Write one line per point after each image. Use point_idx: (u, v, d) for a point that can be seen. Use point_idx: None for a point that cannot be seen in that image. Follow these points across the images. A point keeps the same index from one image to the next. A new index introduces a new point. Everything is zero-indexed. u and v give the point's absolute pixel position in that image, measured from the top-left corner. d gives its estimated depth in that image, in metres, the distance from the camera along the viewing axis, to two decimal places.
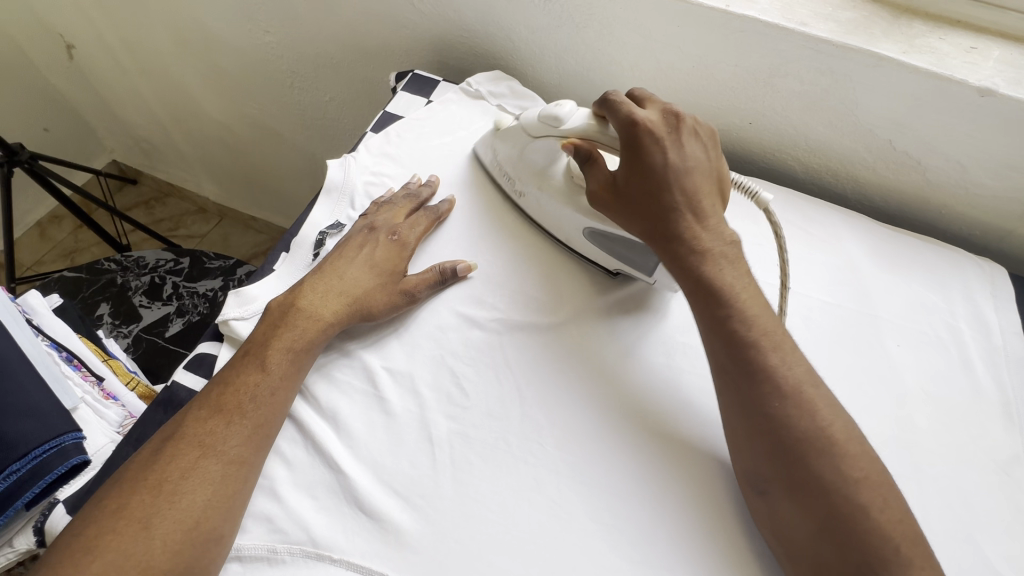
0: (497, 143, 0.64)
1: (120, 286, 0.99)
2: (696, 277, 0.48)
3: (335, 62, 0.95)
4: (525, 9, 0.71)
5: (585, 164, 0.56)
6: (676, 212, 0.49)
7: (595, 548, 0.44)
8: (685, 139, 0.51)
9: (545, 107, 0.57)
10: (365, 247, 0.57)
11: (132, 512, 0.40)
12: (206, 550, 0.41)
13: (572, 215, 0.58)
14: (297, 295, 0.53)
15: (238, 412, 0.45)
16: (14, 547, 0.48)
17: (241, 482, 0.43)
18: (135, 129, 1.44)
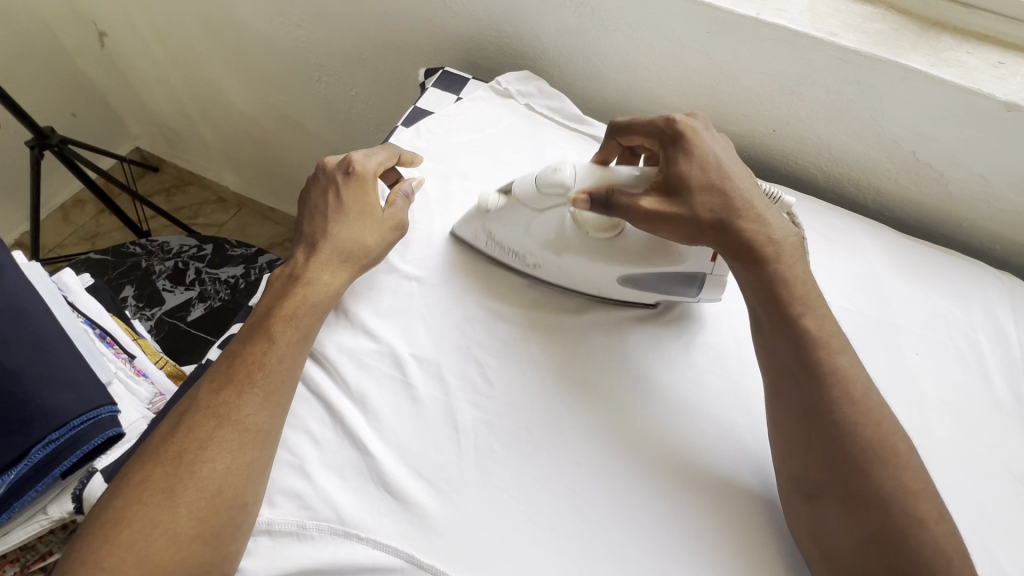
0: (490, 224, 0.57)
1: (144, 269, 1.01)
2: (768, 273, 0.47)
3: (364, 58, 0.96)
4: (557, 10, 0.73)
5: (605, 210, 0.50)
6: (737, 202, 0.49)
7: (615, 539, 0.45)
8: (717, 136, 0.53)
9: (541, 174, 0.52)
10: (331, 195, 0.56)
11: (156, 483, 0.42)
12: (231, 516, 0.42)
13: (606, 267, 0.54)
14: (293, 267, 0.53)
15: (248, 381, 0.46)
16: (48, 514, 0.50)
17: (259, 450, 0.44)
18: (160, 117, 1.47)
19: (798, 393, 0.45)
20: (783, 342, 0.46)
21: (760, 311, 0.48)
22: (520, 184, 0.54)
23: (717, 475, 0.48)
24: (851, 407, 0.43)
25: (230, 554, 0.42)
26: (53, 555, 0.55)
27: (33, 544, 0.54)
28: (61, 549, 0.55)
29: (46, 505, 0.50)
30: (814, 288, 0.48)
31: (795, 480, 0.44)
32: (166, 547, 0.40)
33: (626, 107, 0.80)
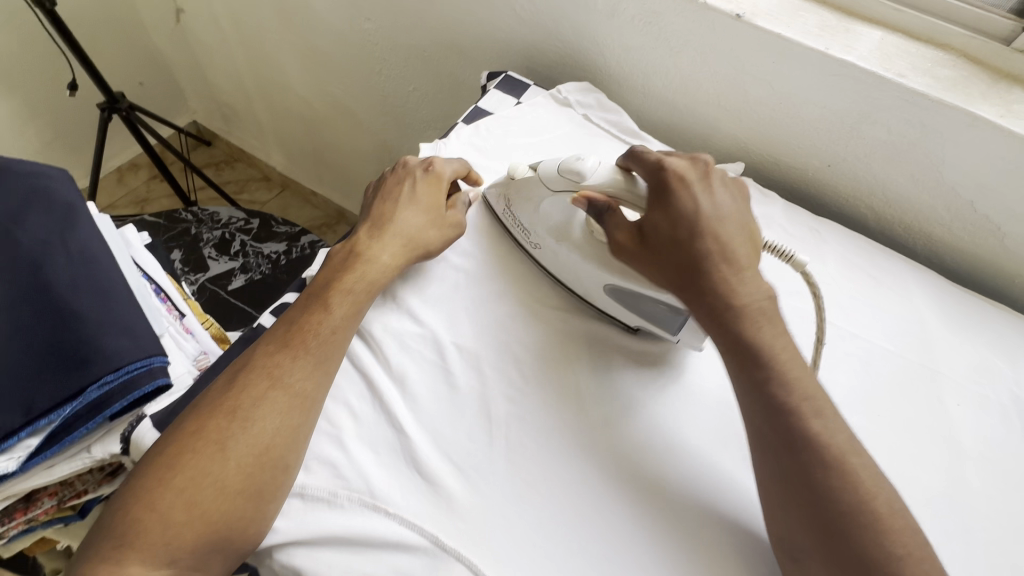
0: (509, 190, 0.61)
1: (193, 236, 1.04)
2: (732, 335, 0.47)
3: (426, 56, 0.99)
4: (624, 27, 0.74)
5: (598, 216, 0.54)
6: (708, 258, 0.48)
7: (636, 548, 0.45)
8: (715, 188, 0.51)
9: (568, 158, 0.55)
10: (407, 186, 0.59)
11: (210, 434, 0.43)
12: (275, 475, 0.43)
13: (593, 270, 0.56)
14: (356, 243, 0.55)
15: (302, 347, 0.48)
16: (91, 454, 0.52)
17: (305, 415, 0.45)
18: (221, 94, 1.53)
19: (756, 447, 0.46)
20: (745, 398, 0.47)
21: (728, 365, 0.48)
22: (546, 163, 0.57)
23: (745, 497, 0.48)
24: (831, 467, 0.42)
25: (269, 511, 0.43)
26: (88, 495, 0.57)
27: (71, 480, 0.56)
28: (96, 489, 0.57)
29: (91, 443, 0.52)
30: (790, 353, 0.47)
31: (785, 539, 0.43)
32: (213, 498, 0.41)
33: (681, 127, 0.80)
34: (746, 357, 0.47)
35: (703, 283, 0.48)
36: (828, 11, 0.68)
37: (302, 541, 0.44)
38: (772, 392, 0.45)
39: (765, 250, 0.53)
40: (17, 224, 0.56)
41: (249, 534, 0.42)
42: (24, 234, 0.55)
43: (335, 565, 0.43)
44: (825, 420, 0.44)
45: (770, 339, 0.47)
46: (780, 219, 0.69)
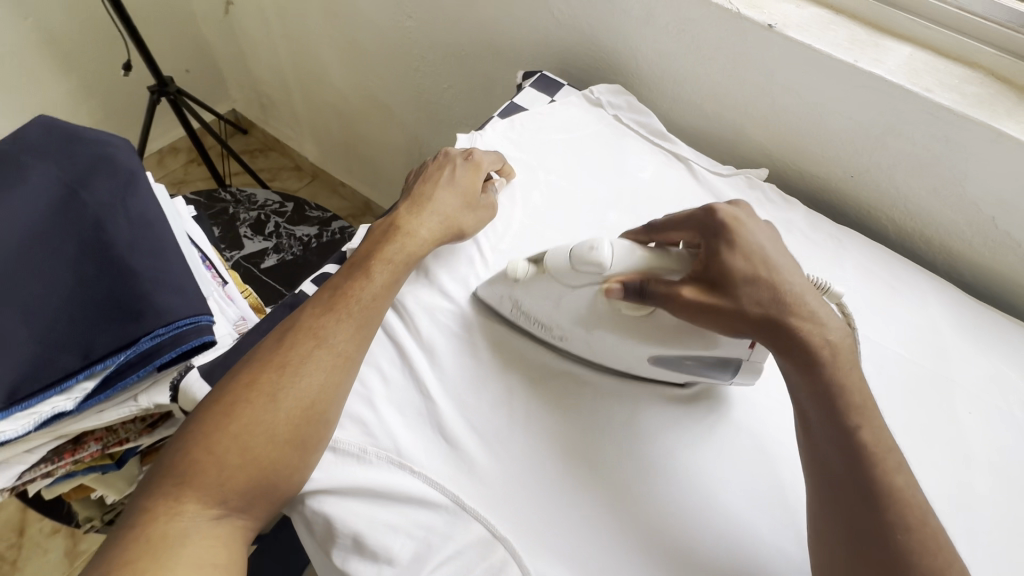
0: (516, 292, 0.55)
1: (230, 215, 1.09)
2: (819, 377, 0.45)
3: (463, 54, 1.03)
4: (658, 33, 0.77)
5: (639, 299, 0.49)
6: (784, 297, 0.46)
7: (645, 522, 0.47)
8: (762, 223, 0.51)
9: (577, 247, 0.50)
10: (445, 171, 0.63)
11: (261, 386, 0.47)
12: (316, 428, 0.46)
13: (640, 344, 0.51)
14: (396, 217, 0.59)
15: (346, 310, 0.51)
16: (139, 403, 0.56)
17: (346, 373, 0.49)
18: (262, 84, 1.59)
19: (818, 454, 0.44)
20: (822, 441, 0.44)
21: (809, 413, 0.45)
22: (553, 257, 0.52)
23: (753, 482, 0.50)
24: None
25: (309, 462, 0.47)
26: (128, 443, 0.61)
27: (116, 428, 0.60)
28: (137, 438, 0.61)
29: (138, 393, 0.56)
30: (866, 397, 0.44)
31: None
32: (264, 445, 0.45)
33: (708, 133, 0.83)
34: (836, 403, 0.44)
35: (784, 325, 0.45)
36: (858, 25, 0.70)
37: (331, 491, 0.47)
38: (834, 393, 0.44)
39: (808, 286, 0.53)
40: (82, 186, 0.60)
41: (292, 482, 0.46)
42: (88, 196, 0.59)
43: (360, 514, 0.46)
44: (907, 473, 0.42)
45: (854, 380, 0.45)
46: (801, 224, 0.71)
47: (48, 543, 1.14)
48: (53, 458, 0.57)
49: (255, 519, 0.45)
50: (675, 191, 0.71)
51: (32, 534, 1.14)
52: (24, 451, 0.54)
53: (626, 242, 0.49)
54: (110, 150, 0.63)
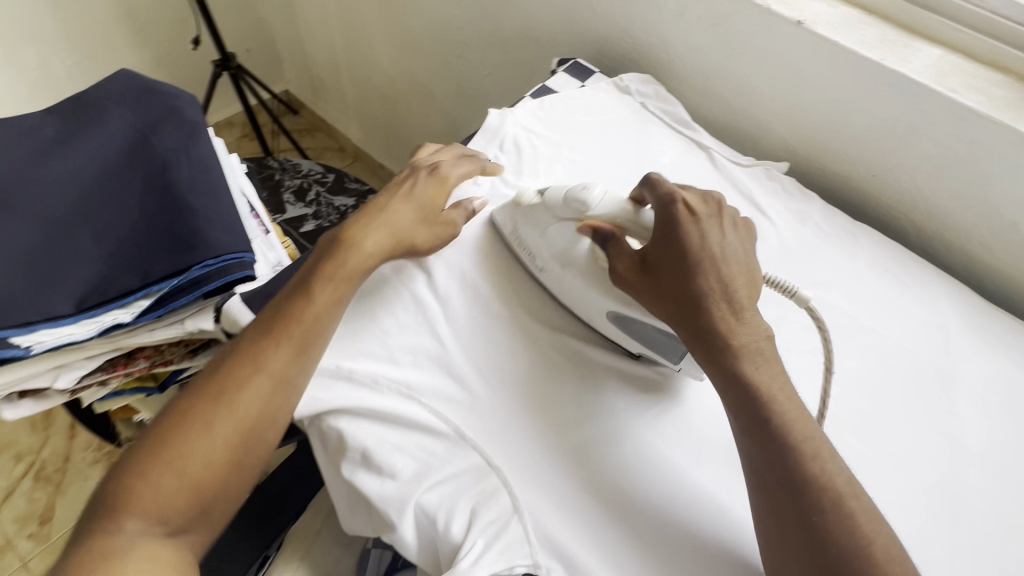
0: (519, 218, 0.61)
1: (276, 182, 1.17)
2: (728, 369, 0.47)
3: (503, 42, 1.08)
4: (690, 26, 0.80)
5: (603, 244, 0.54)
6: (704, 295, 0.49)
7: (630, 467, 0.50)
8: (725, 227, 0.52)
9: (572, 188, 0.56)
10: (410, 184, 0.63)
11: (197, 418, 0.49)
12: (253, 452, 0.49)
13: (596, 299, 0.56)
14: (347, 231, 0.58)
15: (286, 333, 0.52)
16: (184, 326, 0.62)
17: (287, 395, 0.51)
18: (315, 67, 1.68)
19: (742, 444, 0.46)
20: (735, 433, 0.47)
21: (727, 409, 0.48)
22: (553, 192, 0.58)
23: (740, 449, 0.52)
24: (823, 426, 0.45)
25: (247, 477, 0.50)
26: (172, 364, 0.68)
27: (163, 349, 0.67)
28: (180, 361, 0.68)
29: (184, 318, 0.62)
30: (787, 393, 0.47)
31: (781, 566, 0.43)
32: (200, 470, 0.47)
33: (733, 127, 0.85)
34: (749, 400, 0.46)
35: (704, 320, 0.49)
36: (888, 26, 0.71)
37: (343, 412, 0.52)
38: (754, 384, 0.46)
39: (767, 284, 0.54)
40: (153, 132, 0.67)
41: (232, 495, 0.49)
42: (157, 141, 0.66)
43: (370, 433, 0.51)
44: (822, 461, 0.44)
45: (765, 380, 0.47)
46: (816, 217, 0.72)
47: (89, 472, 1.23)
48: (108, 368, 0.64)
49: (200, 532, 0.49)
50: (693, 177, 0.74)
51: (76, 462, 1.24)
52: (84, 357, 0.61)
53: (614, 195, 0.55)
54: (179, 104, 0.70)
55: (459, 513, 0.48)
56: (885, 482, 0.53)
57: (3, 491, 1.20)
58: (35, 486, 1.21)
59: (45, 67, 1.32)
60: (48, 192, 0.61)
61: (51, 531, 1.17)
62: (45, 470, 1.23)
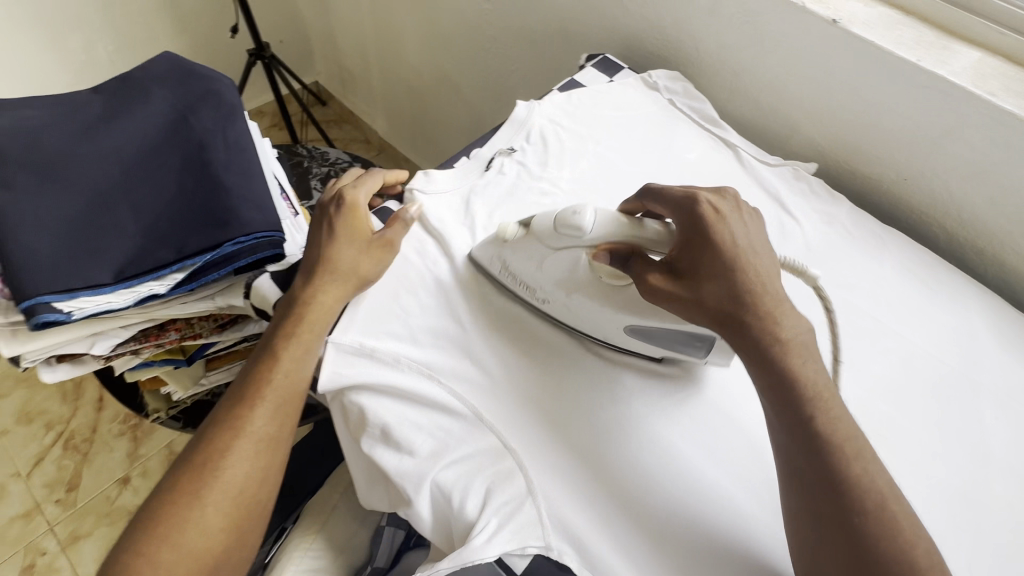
0: (506, 252, 0.58)
1: (304, 168, 1.19)
2: (776, 370, 0.45)
3: (533, 37, 1.08)
4: (722, 24, 0.79)
5: (624, 266, 0.52)
6: (749, 294, 0.47)
7: (646, 456, 0.51)
8: (747, 220, 0.51)
9: (562, 213, 0.52)
10: (329, 225, 0.60)
11: (184, 494, 0.48)
12: (250, 511, 0.50)
13: (613, 314, 0.54)
14: (299, 289, 0.57)
15: (260, 397, 0.52)
16: (216, 300, 0.66)
17: (274, 451, 0.52)
18: (345, 59, 1.71)
19: (778, 441, 0.45)
20: (779, 433, 0.45)
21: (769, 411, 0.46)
22: (540, 220, 0.54)
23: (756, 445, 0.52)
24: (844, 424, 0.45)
25: (247, 539, 0.51)
26: (200, 339, 0.70)
27: (193, 323, 0.69)
28: (208, 336, 0.71)
29: (213, 295, 0.65)
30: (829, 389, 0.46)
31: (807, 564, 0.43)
32: (200, 540, 0.47)
33: (762, 126, 0.84)
34: (795, 401, 0.44)
35: (750, 321, 0.46)
36: (927, 27, 0.70)
37: (365, 387, 0.53)
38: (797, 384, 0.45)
39: (779, 266, 0.54)
40: (192, 113, 0.69)
41: (236, 555, 0.50)
42: (196, 122, 0.69)
43: (390, 410, 0.52)
44: (867, 461, 0.43)
45: (811, 375, 0.45)
46: (844, 219, 0.71)
47: (114, 443, 1.28)
48: (141, 338, 0.67)
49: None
50: (719, 175, 0.74)
51: (103, 433, 1.29)
52: (119, 327, 0.64)
53: (603, 210, 0.52)
54: (218, 86, 0.72)
55: (474, 492, 0.48)
56: (903, 485, 0.53)
57: (34, 457, 1.25)
58: (64, 454, 1.26)
59: (89, 52, 1.37)
60: (92, 166, 0.63)
61: (78, 498, 1.21)
62: (74, 439, 1.28)
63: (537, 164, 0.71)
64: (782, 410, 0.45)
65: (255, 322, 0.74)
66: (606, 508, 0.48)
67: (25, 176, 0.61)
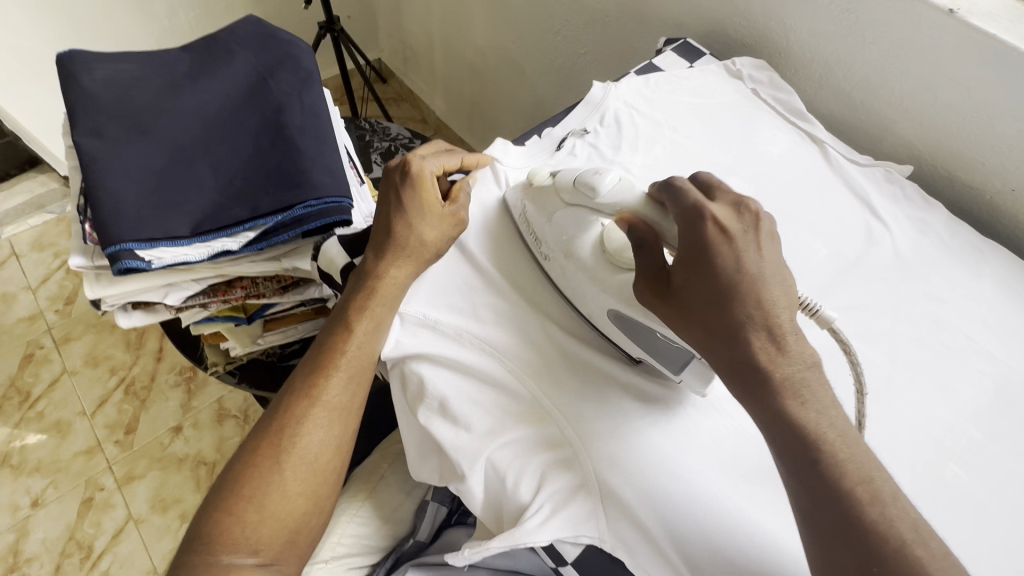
0: (528, 197, 0.59)
1: (366, 141, 1.20)
2: (773, 412, 0.40)
3: (607, 20, 1.05)
4: (819, 11, 0.74)
5: (637, 244, 0.50)
6: (747, 322, 0.42)
7: (711, 451, 0.47)
8: (763, 242, 0.45)
9: (585, 172, 0.55)
10: (394, 193, 0.59)
11: (264, 455, 0.50)
12: (327, 477, 0.52)
13: (600, 295, 0.52)
14: (370, 260, 0.57)
15: (333, 366, 0.53)
16: (283, 263, 0.67)
17: (348, 420, 0.53)
18: (409, 37, 1.72)
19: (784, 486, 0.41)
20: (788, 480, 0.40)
21: (768, 445, 0.41)
22: (564, 174, 0.57)
23: None
24: None
25: (325, 505, 0.52)
26: (262, 299, 0.72)
27: (258, 282, 0.71)
28: (269, 296, 0.72)
29: (281, 255, 0.67)
30: (839, 430, 0.40)
31: None
32: (281, 504, 0.49)
33: (850, 124, 0.79)
34: (818, 440, 0.39)
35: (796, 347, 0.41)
36: None
37: (425, 355, 0.53)
38: (800, 423, 0.40)
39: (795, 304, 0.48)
40: (272, 77, 0.70)
41: (314, 520, 0.51)
42: (275, 86, 0.70)
43: (449, 383, 0.51)
44: None
45: (834, 411, 0.39)
46: (939, 227, 0.66)
47: (169, 393, 1.34)
48: (210, 292, 0.69)
49: (291, 563, 0.50)
50: (801, 172, 0.69)
51: (160, 382, 1.36)
52: (191, 279, 0.66)
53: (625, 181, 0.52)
54: (298, 52, 0.73)
55: (528, 476, 0.47)
56: (991, 520, 0.48)
57: (98, 399, 1.33)
58: (124, 399, 1.33)
59: (171, 18, 1.43)
60: (176, 122, 0.65)
61: (134, 441, 1.28)
62: (134, 386, 1.35)
63: (609, 148, 0.69)
64: (793, 445, 0.39)
65: (315, 286, 0.75)
66: (638, 519, 0.45)
67: (115, 126, 0.64)
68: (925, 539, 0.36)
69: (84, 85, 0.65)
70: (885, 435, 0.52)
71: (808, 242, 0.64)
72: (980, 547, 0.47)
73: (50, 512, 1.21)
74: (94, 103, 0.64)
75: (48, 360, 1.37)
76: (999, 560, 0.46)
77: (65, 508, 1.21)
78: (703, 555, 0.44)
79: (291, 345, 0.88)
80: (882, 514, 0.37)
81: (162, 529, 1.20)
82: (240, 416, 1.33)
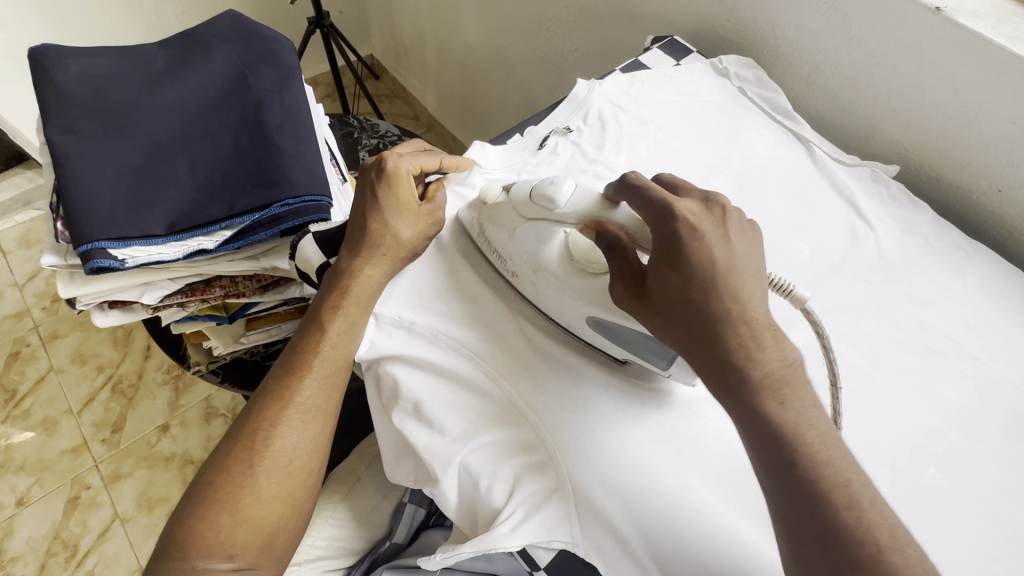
0: (484, 216, 0.57)
1: (354, 139, 1.19)
2: (758, 414, 0.40)
3: (596, 16, 1.04)
4: (806, 9, 0.73)
5: (608, 249, 0.48)
6: (727, 316, 0.41)
7: (686, 454, 0.47)
8: (733, 233, 0.44)
9: (541, 184, 0.53)
10: (371, 189, 0.58)
11: (237, 460, 0.50)
12: (303, 479, 0.51)
13: (576, 303, 0.50)
14: (344, 259, 0.56)
15: (306, 367, 0.52)
16: (260, 262, 0.66)
17: (323, 421, 0.52)
18: (401, 33, 1.71)
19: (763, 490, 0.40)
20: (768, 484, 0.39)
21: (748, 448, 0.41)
22: (520, 186, 0.56)
23: None
24: None
25: (304, 508, 0.52)
26: (242, 298, 0.71)
27: (236, 281, 0.70)
28: (250, 295, 0.72)
29: (259, 255, 0.66)
30: (818, 430, 0.39)
31: None
32: (256, 508, 0.49)
33: (838, 123, 0.78)
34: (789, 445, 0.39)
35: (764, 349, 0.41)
36: None
37: (399, 355, 0.52)
38: (779, 420, 0.39)
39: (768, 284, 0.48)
40: (251, 73, 0.69)
41: (291, 522, 0.51)
42: (254, 82, 0.69)
43: (422, 385, 0.51)
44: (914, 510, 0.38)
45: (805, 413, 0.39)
46: (925, 227, 0.65)
47: (157, 391, 1.33)
48: (187, 292, 0.68)
49: (270, 566, 0.50)
50: (786, 172, 0.69)
51: (148, 380, 1.35)
52: (167, 279, 0.65)
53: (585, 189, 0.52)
54: (277, 47, 0.72)
55: (502, 479, 0.47)
56: (970, 524, 0.48)
57: (84, 397, 1.32)
58: (112, 397, 1.32)
59: (158, 12, 1.41)
60: (153, 118, 0.64)
61: (121, 439, 1.28)
62: (121, 384, 1.34)
63: (593, 147, 0.68)
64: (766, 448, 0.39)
65: (295, 286, 0.74)
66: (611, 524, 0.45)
67: (90, 122, 0.63)
68: (894, 543, 0.36)
69: (58, 81, 0.64)
70: (864, 438, 0.51)
71: (791, 243, 0.63)
72: (959, 552, 0.46)
73: (35, 511, 1.20)
74: (68, 99, 0.63)
75: (34, 358, 1.36)
76: (977, 565, 0.46)
77: (51, 507, 1.20)
78: (676, 559, 0.43)
79: (274, 344, 0.87)
80: (852, 519, 0.37)
81: (149, 528, 1.19)
82: (227, 415, 1.33)
